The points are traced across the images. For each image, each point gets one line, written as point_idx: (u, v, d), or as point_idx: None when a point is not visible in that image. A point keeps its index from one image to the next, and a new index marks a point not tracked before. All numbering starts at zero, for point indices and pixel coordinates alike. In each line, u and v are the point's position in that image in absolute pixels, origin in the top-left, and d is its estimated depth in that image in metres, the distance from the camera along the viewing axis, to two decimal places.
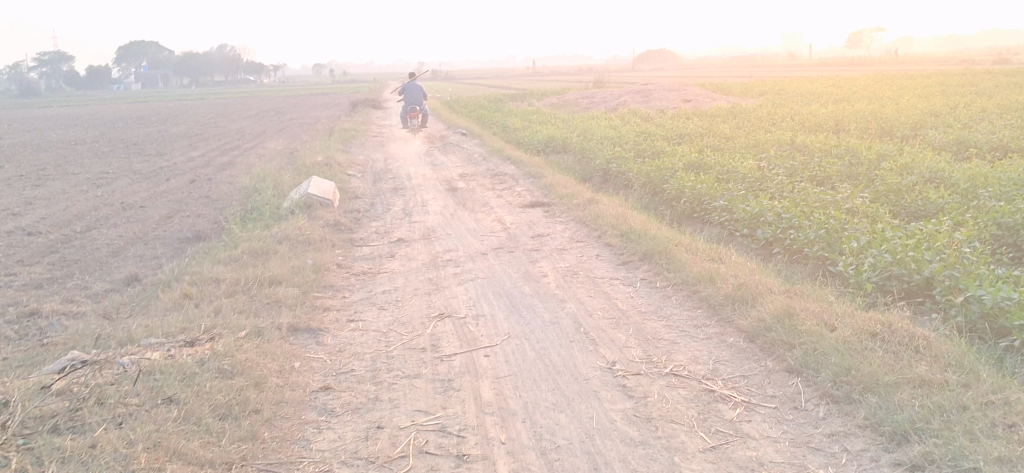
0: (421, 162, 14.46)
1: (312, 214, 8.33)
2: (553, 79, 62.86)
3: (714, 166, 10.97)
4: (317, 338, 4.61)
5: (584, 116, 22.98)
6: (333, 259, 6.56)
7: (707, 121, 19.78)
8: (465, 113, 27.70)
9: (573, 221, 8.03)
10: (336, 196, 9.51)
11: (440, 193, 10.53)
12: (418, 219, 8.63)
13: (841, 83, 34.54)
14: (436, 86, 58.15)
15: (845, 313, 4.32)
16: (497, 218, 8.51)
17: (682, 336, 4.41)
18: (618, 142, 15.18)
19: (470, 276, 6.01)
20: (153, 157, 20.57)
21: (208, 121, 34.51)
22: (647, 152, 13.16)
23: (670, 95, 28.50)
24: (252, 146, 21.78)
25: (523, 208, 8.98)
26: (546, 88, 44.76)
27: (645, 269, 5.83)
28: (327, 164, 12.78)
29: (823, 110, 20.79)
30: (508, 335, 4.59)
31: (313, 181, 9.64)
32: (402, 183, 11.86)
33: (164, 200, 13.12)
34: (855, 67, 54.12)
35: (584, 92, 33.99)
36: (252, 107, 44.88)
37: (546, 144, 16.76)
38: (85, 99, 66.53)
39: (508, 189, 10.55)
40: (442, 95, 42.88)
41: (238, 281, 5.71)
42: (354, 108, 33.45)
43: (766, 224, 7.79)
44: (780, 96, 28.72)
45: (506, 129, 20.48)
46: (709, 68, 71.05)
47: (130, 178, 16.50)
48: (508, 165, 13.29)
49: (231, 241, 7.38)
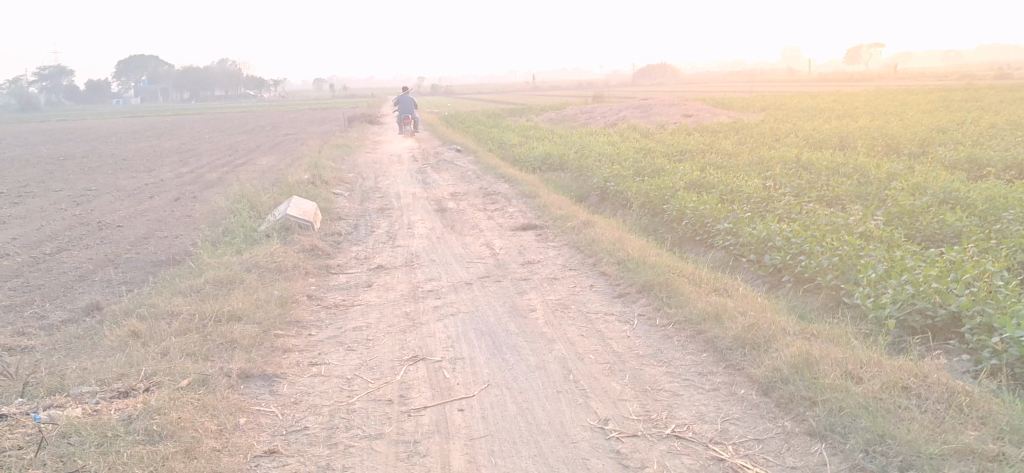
0: (412, 181, 13.94)
1: (288, 238, 7.79)
2: (553, 94, 62.47)
3: (717, 185, 10.45)
4: (272, 386, 4.07)
5: (583, 132, 22.50)
6: (304, 290, 6.01)
7: (708, 137, 19.28)
8: (462, 128, 27.24)
9: (567, 246, 7.50)
10: (316, 217, 8.95)
11: (429, 213, 10.01)
12: (402, 243, 8.10)
13: (843, 98, 34.10)
14: (434, 101, 57.78)
15: (871, 361, 3.77)
16: (485, 242, 7.98)
17: (685, 387, 3.87)
18: (617, 160, 14.68)
19: (452, 310, 5.47)
20: (141, 173, 20.09)
21: (202, 136, 34.03)
22: (647, 170, 12.66)
23: (670, 110, 28.05)
24: (242, 162, 21.29)
25: (514, 231, 8.46)
26: (545, 103, 44.33)
27: (644, 303, 5.28)
28: (313, 182, 12.26)
29: (827, 125, 20.30)
30: (488, 384, 4.05)
31: (293, 201, 9.09)
32: (391, 202, 11.34)
33: (142, 219, 12.58)
34: (855, 83, 53.69)
35: (583, 108, 33.54)
36: (249, 121, 44.48)
37: (543, 161, 16.26)
38: (82, 113, 66.16)
39: (501, 210, 10.02)
40: (439, 111, 42.40)
41: (193, 317, 5.17)
42: (350, 124, 33.03)
43: (773, 249, 7.25)
44: (782, 112, 28.24)
45: (503, 145, 19.98)
46: (710, 83, 70.66)
47: (113, 195, 15.97)
48: (502, 184, 12.78)
49: (197, 268, 6.85)
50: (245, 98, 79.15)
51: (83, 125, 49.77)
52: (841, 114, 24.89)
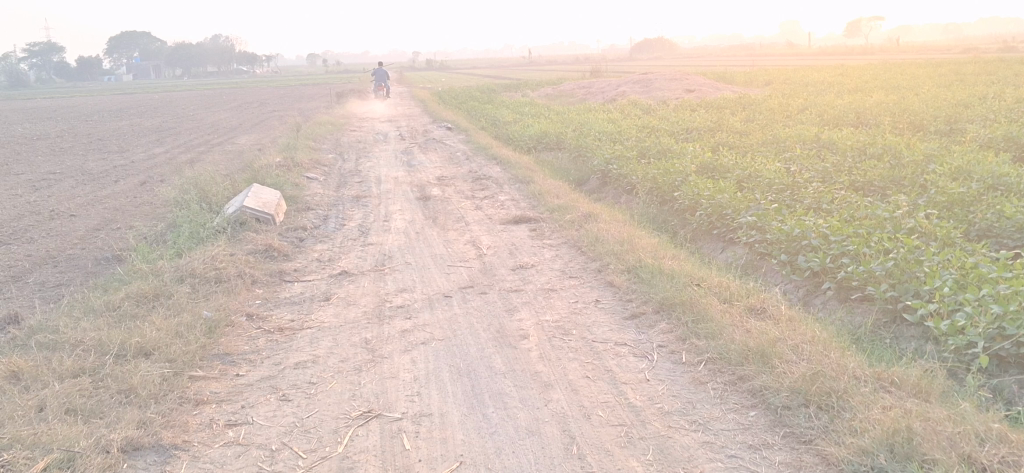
0: (395, 163, 12.84)
1: (241, 237, 6.68)
2: (550, 69, 61.26)
3: (732, 170, 9.39)
4: (165, 463, 3.01)
5: (581, 108, 21.40)
6: (244, 308, 4.91)
7: (713, 113, 18.18)
8: (454, 105, 26.11)
9: (566, 244, 6.41)
10: (278, 208, 7.85)
11: (410, 202, 8.91)
12: (375, 241, 7.02)
13: (851, 72, 32.88)
14: (427, 77, 56.44)
15: (995, 437, 2.69)
16: (471, 240, 6.90)
17: (733, 470, 2.79)
18: (618, 139, 13.59)
19: (422, 337, 4.38)
20: (113, 154, 18.91)
21: (186, 114, 32.87)
22: (652, 151, 11.57)
23: (671, 84, 26.87)
24: (223, 141, 20.15)
25: (505, 224, 7.36)
26: (542, 78, 43.10)
27: (662, 329, 4.20)
28: (285, 167, 11.13)
29: (840, 101, 19.14)
30: (460, 459, 2.98)
31: (253, 190, 7.99)
32: (369, 188, 10.24)
33: (99, 207, 11.45)
34: (858, 56, 52.44)
35: (581, 82, 32.39)
36: (238, 98, 43.25)
37: (538, 140, 15.16)
38: (69, 90, 64.73)
39: (491, 198, 8.93)
40: (434, 86, 41.24)
41: (94, 349, 4.08)
42: (339, 101, 31.84)
43: (809, 249, 6.18)
44: (787, 86, 27.12)
45: (496, 123, 18.88)
46: (710, 56, 69.49)
47: (76, 179, 14.83)
48: (493, 166, 11.67)
49: (126, 275, 5.75)
50: (237, 74, 77.74)
51: (69, 102, 48.42)
52: (850, 88, 23.80)
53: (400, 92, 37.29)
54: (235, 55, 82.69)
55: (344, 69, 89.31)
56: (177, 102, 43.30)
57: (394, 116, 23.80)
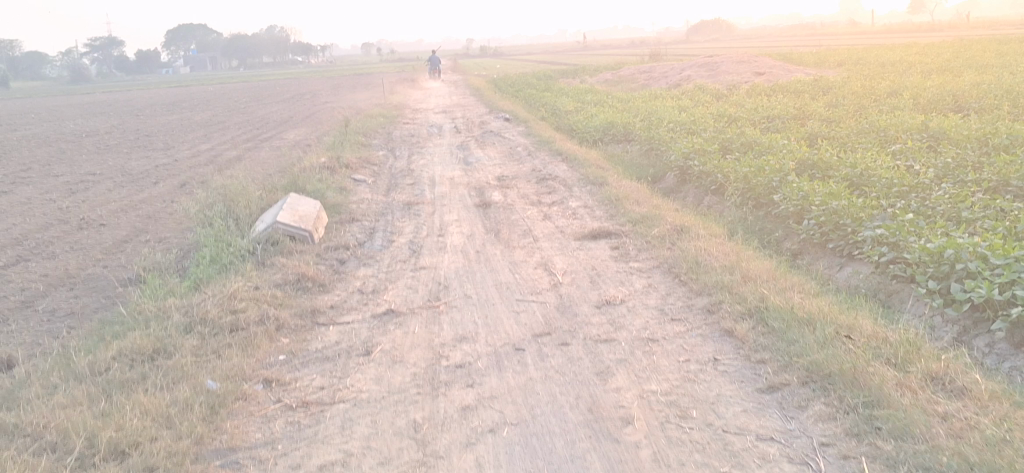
0: (451, 160, 11.80)
1: (270, 265, 5.66)
2: (606, 53, 59.86)
3: (839, 168, 8.15)
4: None
5: (645, 94, 20.16)
6: (263, 370, 3.88)
7: (791, 98, 16.84)
8: (511, 92, 25.03)
9: (660, 269, 5.26)
10: (316, 223, 6.83)
11: (468, 210, 7.83)
12: (428, 263, 5.96)
13: (930, 50, 31.02)
14: (482, 63, 55.42)
15: None
16: (541, 261, 5.79)
17: None
18: (694, 129, 12.40)
19: (491, 419, 3.29)
20: (158, 151, 18.17)
21: (238, 106, 32.29)
22: (736, 144, 10.37)
23: (739, 67, 25.44)
24: (271, 136, 19.35)
25: (579, 242, 6.23)
26: (599, 63, 41.79)
27: (820, 416, 3.06)
28: (330, 168, 10.12)
29: (930, 82, 17.60)
30: None
31: (288, 203, 6.98)
32: (422, 192, 9.18)
33: (132, 214, 10.58)
34: (930, 33, 50.06)
35: (642, 67, 31.04)
36: (291, 89, 42.70)
37: (604, 131, 14.00)
38: (125, 84, 64.95)
39: (561, 204, 7.80)
40: (489, 73, 40.18)
41: (55, 447, 3.09)
42: (393, 90, 30.95)
43: (964, 275, 4.96)
44: (861, 67, 25.49)
45: (557, 112, 17.73)
46: (771, 36, 67.42)
47: (115, 180, 14.05)
48: (559, 164, 10.54)
49: (129, 317, 4.77)
50: (291, 61, 77.60)
51: (124, 96, 48.36)
52: (933, 68, 22.16)
53: (454, 80, 36.24)
54: (289, 46, 82.64)
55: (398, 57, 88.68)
56: (230, 94, 42.90)
57: (448, 106, 22.79)
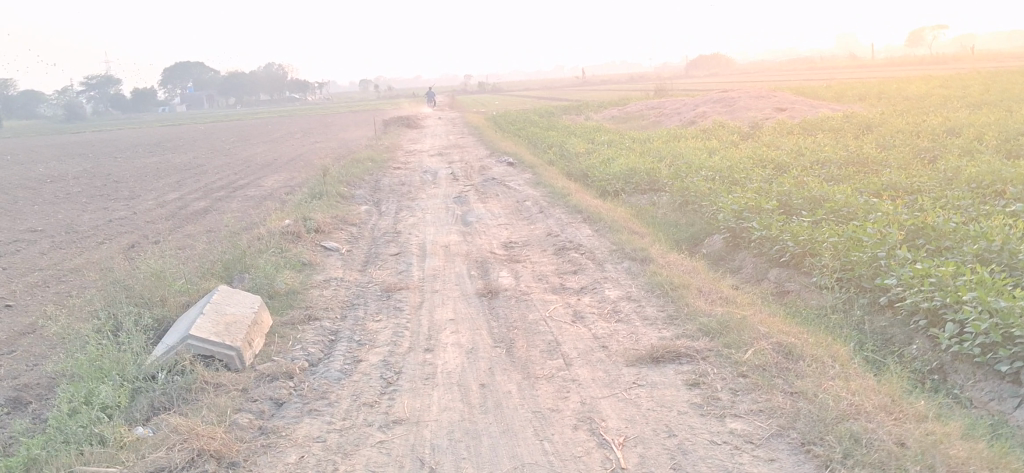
0: (446, 218, 9.78)
1: (159, 429, 3.60)
2: (608, 88, 58.15)
3: (960, 240, 6.10)
4: None
5: (663, 134, 18.23)
6: None
7: (831, 138, 14.91)
8: (514, 131, 23.14)
9: (785, 444, 3.21)
10: (250, 334, 4.76)
11: (466, 301, 5.77)
12: (405, 411, 3.88)
13: (956, 82, 29.13)
14: (481, 100, 53.58)
15: None
16: (580, 411, 3.73)
17: None
18: (736, 177, 10.40)
19: None
20: (119, 202, 16.12)
21: (223, 148, 30.27)
22: (799, 200, 8.35)
23: (759, 102, 23.56)
24: (249, 183, 17.36)
25: (636, 371, 4.16)
26: (603, 99, 39.97)
27: None
28: (294, 235, 8.09)
29: (986, 118, 15.62)
30: None
31: (212, 302, 4.91)
32: (409, 268, 7.14)
33: (51, 291, 8.49)
34: (941, 66, 48.29)
35: (651, 102, 29.21)
36: (282, 128, 40.81)
37: (625, 177, 12.03)
38: (114, 123, 62.94)
39: (594, 294, 5.74)
40: (488, 110, 38.41)
41: None
42: (387, 130, 29.08)
43: None
44: (888, 102, 23.60)
45: (566, 156, 15.73)
46: (774, 70, 66.01)
47: (54, 240, 11.98)
48: (579, 226, 8.51)
49: None
50: (286, 100, 75.98)
51: (106, 136, 46.45)
52: (974, 102, 20.29)
53: (452, 118, 34.27)
54: (286, 83, 81.10)
55: (397, 93, 87.21)
56: (217, 133, 40.98)
57: (445, 147, 20.85)
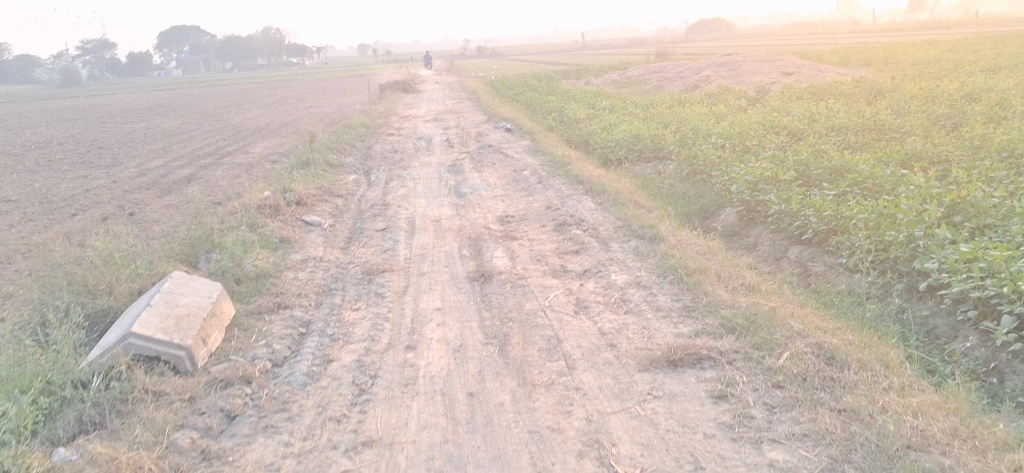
0: (438, 189, 9.14)
1: (80, 456, 2.99)
2: (608, 53, 57.18)
3: (1006, 217, 5.44)
4: None
5: (667, 99, 17.54)
6: None
7: (843, 103, 14.22)
8: (512, 95, 22.43)
9: None
10: (206, 329, 4.13)
11: (455, 287, 5.15)
12: (376, 428, 3.27)
13: (965, 46, 28.32)
14: (479, 65, 52.62)
15: None
16: (586, 432, 3.12)
17: None
18: (748, 144, 9.73)
19: None
20: (101, 169, 15.46)
21: (214, 113, 29.53)
22: (818, 171, 7.68)
23: (765, 65, 22.82)
24: (237, 150, 16.70)
25: (652, 378, 3.55)
26: (603, 62, 39.10)
27: None
28: (273, 208, 7.45)
29: (1005, 82, 14.92)
30: None
31: (162, 292, 4.27)
32: (395, 246, 6.51)
33: (11, 268, 7.87)
34: (948, 30, 47.36)
35: (653, 66, 28.44)
36: (278, 93, 40.06)
37: (629, 143, 11.38)
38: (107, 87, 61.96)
39: (600, 279, 5.12)
40: (487, 75, 37.59)
41: None
42: (383, 94, 28.29)
43: None
44: (897, 66, 22.86)
45: (566, 122, 15.06)
46: (776, 34, 65.02)
47: (27, 210, 11.35)
48: (582, 198, 7.88)
49: None
50: (281, 64, 74.91)
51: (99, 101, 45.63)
52: (989, 66, 19.57)
53: (450, 82, 33.47)
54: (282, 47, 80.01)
55: (395, 57, 86.12)
56: (211, 98, 40.17)
57: (441, 112, 20.13)
